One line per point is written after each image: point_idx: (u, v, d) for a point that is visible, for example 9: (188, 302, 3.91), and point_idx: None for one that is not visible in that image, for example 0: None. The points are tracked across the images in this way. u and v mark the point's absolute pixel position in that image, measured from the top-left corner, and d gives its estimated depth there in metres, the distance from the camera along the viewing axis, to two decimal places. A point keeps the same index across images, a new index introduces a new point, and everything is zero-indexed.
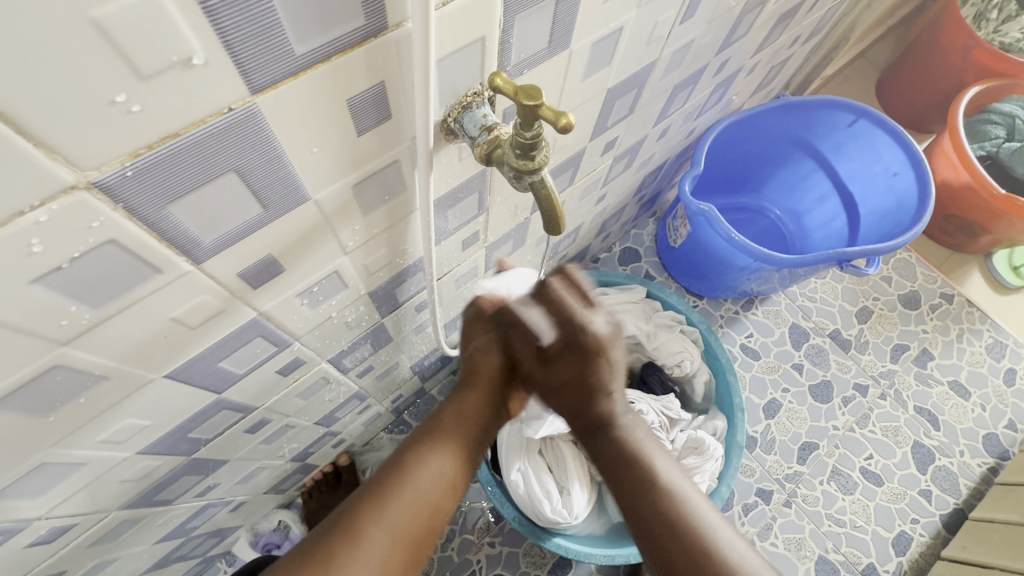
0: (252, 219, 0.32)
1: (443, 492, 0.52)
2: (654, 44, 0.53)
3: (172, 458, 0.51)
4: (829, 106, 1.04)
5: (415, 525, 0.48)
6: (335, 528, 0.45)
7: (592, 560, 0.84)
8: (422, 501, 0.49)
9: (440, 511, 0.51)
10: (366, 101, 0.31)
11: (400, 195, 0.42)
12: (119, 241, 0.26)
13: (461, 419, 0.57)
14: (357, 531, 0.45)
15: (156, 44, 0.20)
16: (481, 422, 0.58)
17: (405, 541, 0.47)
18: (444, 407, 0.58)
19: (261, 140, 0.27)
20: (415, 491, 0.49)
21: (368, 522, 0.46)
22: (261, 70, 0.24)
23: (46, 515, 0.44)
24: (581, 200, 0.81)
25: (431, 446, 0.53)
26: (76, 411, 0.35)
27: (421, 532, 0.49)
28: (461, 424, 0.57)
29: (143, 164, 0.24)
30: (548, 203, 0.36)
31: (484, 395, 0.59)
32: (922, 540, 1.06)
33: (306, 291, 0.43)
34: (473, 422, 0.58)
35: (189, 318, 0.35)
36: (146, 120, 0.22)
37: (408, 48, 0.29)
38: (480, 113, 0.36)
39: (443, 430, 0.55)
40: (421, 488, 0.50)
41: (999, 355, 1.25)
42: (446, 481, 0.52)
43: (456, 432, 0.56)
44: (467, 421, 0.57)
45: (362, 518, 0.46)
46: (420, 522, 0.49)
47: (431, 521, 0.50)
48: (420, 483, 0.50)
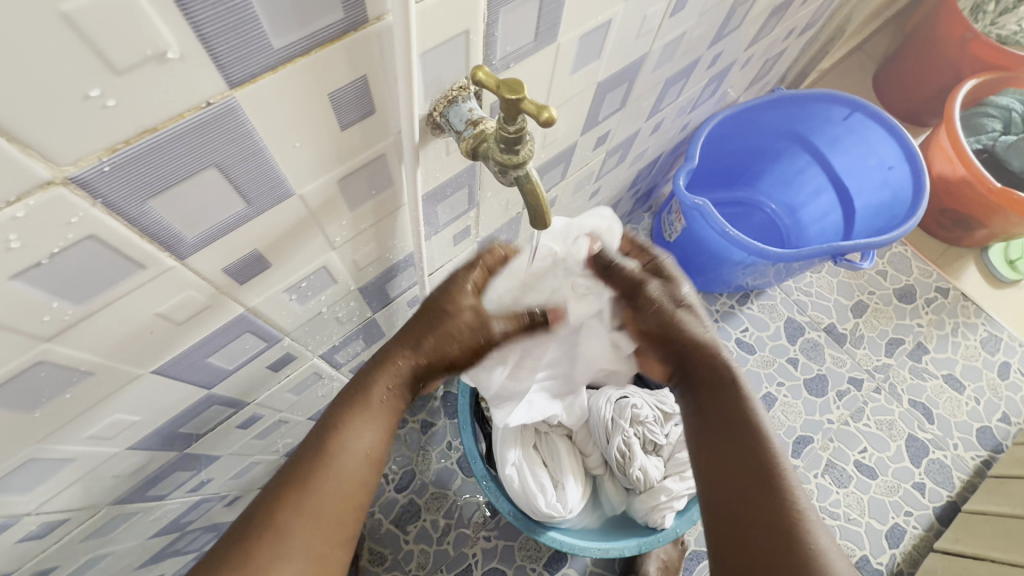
0: (235, 215, 0.32)
1: (371, 472, 0.50)
2: (644, 38, 0.53)
3: (163, 454, 0.52)
4: (824, 99, 1.04)
5: (342, 509, 0.47)
6: (253, 526, 0.44)
7: (587, 553, 0.85)
8: (346, 485, 0.48)
9: (370, 489, 0.49)
10: (349, 95, 0.30)
11: (387, 190, 0.41)
12: (100, 237, 0.26)
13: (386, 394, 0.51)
14: (276, 525, 0.44)
15: (129, 38, 0.20)
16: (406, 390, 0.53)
17: (332, 527, 0.46)
18: (362, 379, 0.51)
19: (241, 134, 0.27)
20: (337, 477, 0.47)
21: (288, 515, 0.45)
22: (239, 64, 0.24)
23: (36, 510, 0.44)
24: (574, 195, 0.81)
25: (353, 426, 0.49)
26: (62, 406, 0.35)
27: (349, 516, 0.48)
28: (381, 397, 0.51)
29: (121, 159, 0.24)
30: (534, 198, 0.36)
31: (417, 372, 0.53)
32: (915, 532, 1.06)
33: (294, 286, 0.43)
34: (396, 394, 0.52)
35: (175, 314, 0.35)
36: (123, 115, 0.22)
37: (390, 42, 0.29)
38: (465, 108, 0.36)
39: (361, 406, 0.50)
40: (344, 472, 0.48)
41: (994, 349, 1.25)
42: (373, 459, 0.50)
43: (377, 404, 0.51)
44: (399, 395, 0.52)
45: (280, 513, 0.45)
46: (347, 506, 0.48)
47: (360, 501, 0.49)
48: (344, 466, 0.48)
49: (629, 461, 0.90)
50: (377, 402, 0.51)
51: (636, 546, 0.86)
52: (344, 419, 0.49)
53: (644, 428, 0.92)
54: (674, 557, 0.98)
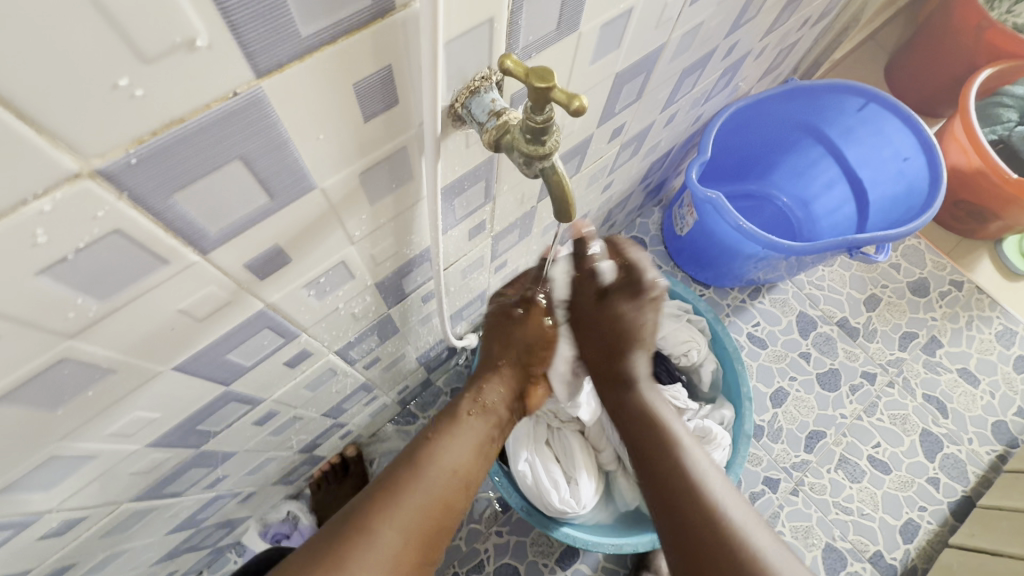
0: (259, 209, 0.31)
1: (456, 486, 0.54)
2: (663, 27, 0.52)
3: (181, 451, 0.51)
4: (838, 90, 1.02)
5: (428, 520, 0.50)
6: (351, 519, 0.48)
7: (600, 549, 0.84)
8: (434, 494, 0.52)
9: (454, 507, 0.53)
10: (373, 85, 0.30)
11: (407, 184, 0.41)
12: (125, 231, 0.26)
13: (469, 414, 0.60)
14: (371, 521, 0.48)
15: (159, 25, 0.20)
16: (491, 418, 0.62)
17: (417, 534, 0.49)
18: (456, 405, 0.61)
19: (267, 126, 0.27)
20: (428, 486, 0.52)
21: (381, 519, 0.48)
22: (267, 52, 0.24)
23: (57, 508, 0.44)
24: (588, 188, 0.80)
25: (446, 439, 0.56)
26: (84, 404, 0.35)
27: (435, 525, 0.51)
28: (472, 419, 0.60)
29: (147, 151, 0.23)
30: (559, 189, 0.35)
31: (492, 392, 0.63)
32: (929, 527, 1.05)
33: (312, 282, 0.43)
34: (483, 417, 0.61)
35: (196, 310, 0.35)
36: (150, 105, 0.22)
37: (415, 30, 0.29)
38: (488, 99, 0.35)
39: (452, 425, 0.58)
40: (434, 482, 0.52)
41: (1009, 342, 1.23)
42: (457, 478, 0.54)
43: (467, 426, 0.59)
44: (480, 415, 0.61)
45: (374, 509, 0.49)
46: (434, 515, 0.51)
47: (444, 515, 0.52)
48: (434, 475, 0.53)
49: None
50: (463, 424, 0.58)
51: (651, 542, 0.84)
52: (438, 432, 0.57)
53: None
54: None
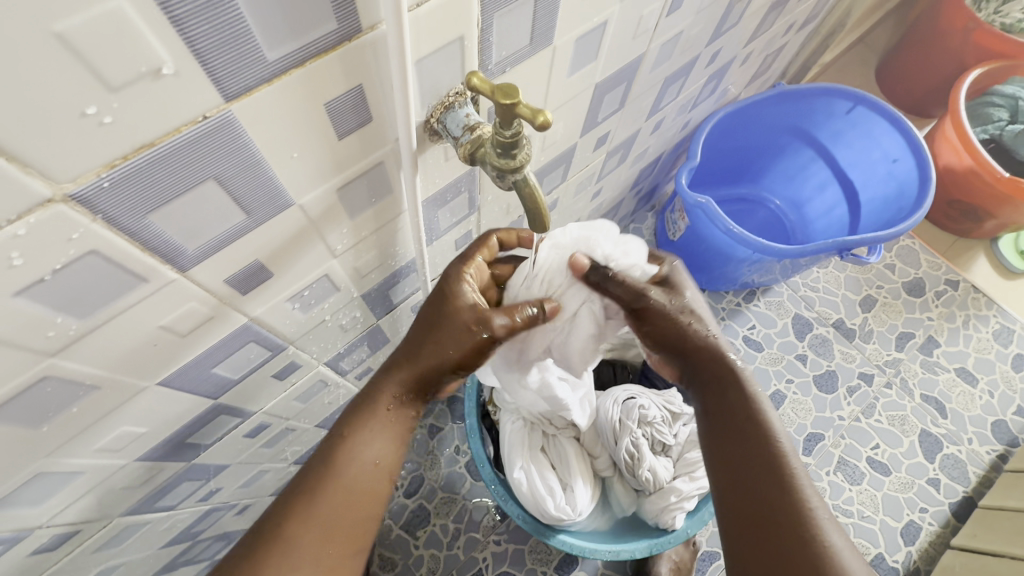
0: (236, 226, 0.32)
1: (378, 479, 0.52)
2: (641, 37, 0.53)
3: (172, 465, 0.52)
4: (826, 94, 1.03)
5: (349, 516, 0.50)
6: (261, 542, 0.47)
7: (597, 556, 0.85)
8: (350, 499, 0.50)
9: (377, 500, 0.51)
10: (344, 104, 0.31)
11: (387, 198, 0.42)
12: (101, 252, 0.26)
13: (387, 407, 0.52)
14: (280, 549, 0.47)
15: (125, 56, 0.21)
16: (409, 410, 0.54)
17: (339, 533, 0.49)
18: (364, 397, 0.53)
19: (238, 147, 0.27)
20: (340, 495, 0.49)
21: (296, 527, 0.48)
22: (233, 77, 0.24)
23: (47, 523, 0.45)
24: (576, 196, 0.81)
25: (356, 444, 0.51)
26: (69, 421, 0.36)
27: (358, 522, 0.50)
28: (383, 415, 0.52)
29: (120, 174, 0.24)
30: (532, 201, 0.36)
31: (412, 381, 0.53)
32: (930, 529, 1.05)
33: (296, 295, 0.43)
34: (397, 411, 0.53)
35: (178, 325, 0.35)
36: (119, 131, 0.22)
37: (383, 50, 0.29)
38: (462, 114, 0.36)
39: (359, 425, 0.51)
40: (348, 489, 0.50)
41: (1007, 341, 1.23)
42: (378, 474, 0.52)
43: (380, 420, 0.52)
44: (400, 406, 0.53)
45: (284, 534, 0.47)
46: (356, 512, 0.50)
47: (368, 508, 0.51)
48: (352, 476, 0.50)
49: (637, 462, 0.89)
50: (383, 414, 0.52)
51: (647, 548, 0.86)
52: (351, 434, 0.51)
53: (653, 428, 0.91)
54: (686, 558, 0.97)
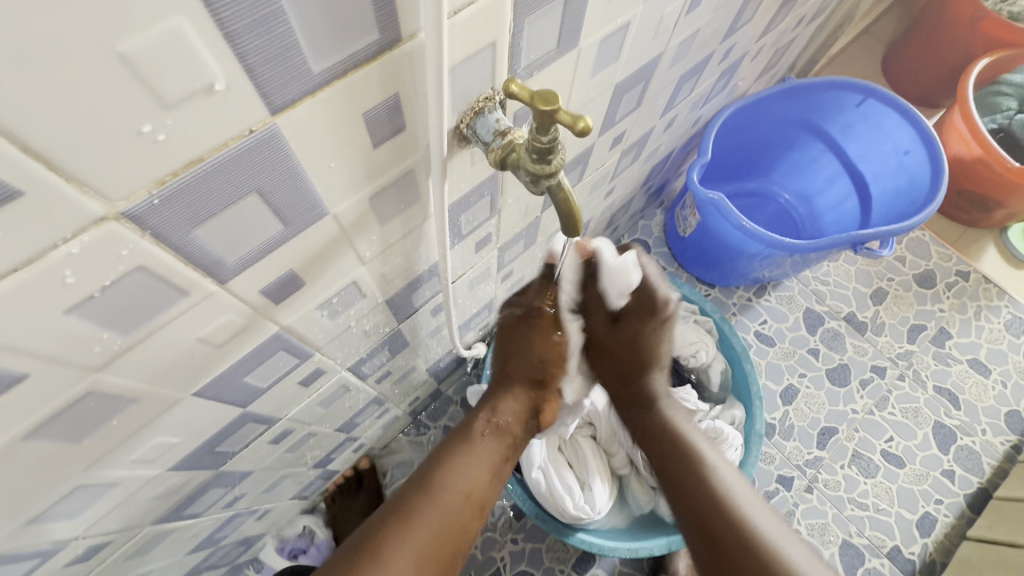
0: (274, 237, 0.32)
1: (469, 510, 0.54)
2: (661, 36, 0.53)
3: (201, 473, 0.52)
4: (836, 87, 1.03)
5: (441, 539, 0.51)
6: (372, 539, 0.48)
7: (616, 554, 0.85)
8: (450, 517, 0.52)
9: (467, 531, 0.53)
10: (382, 113, 0.31)
11: (415, 204, 0.42)
12: (147, 267, 0.26)
13: (482, 434, 0.60)
14: (389, 546, 0.48)
15: (180, 73, 0.20)
16: (506, 437, 0.61)
17: (432, 556, 0.49)
18: (470, 424, 0.61)
19: (281, 158, 0.27)
20: (442, 509, 0.52)
21: (395, 539, 0.48)
22: (280, 90, 0.24)
23: (82, 534, 0.45)
24: (590, 195, 0.81)
25: (461, 462, 0.56)
26: (108, 434, 0.36)
27: (448, 549, 0.51)
28: (485, 440, 0.59)
29: (169, 191, 0.24)
30: (566, 207, 0.36)
31: (505, 409, 0.62)
32: (946, 521, 1.05)
33: (325, 302, 0.43)
34: (496, 437, 0.60)
35: (215, 336, 0.35)
36: (171, 148, 0.22)
37: (421, 59, 0.29)
38: (492, 118, 0.36)
39: (467, 447, 0.58)
40: (450, 504, 0.53)
41: (1019, 331, 1.23)
42: (469, 504, 0.54)
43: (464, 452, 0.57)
44: (494, 435, 0.60)
45: (394, 533, 0.49)
46: (447, 538, 0.51)
47: (457, 537, 0.52)
48: (447, 499, 0.53)
49: None
50: (478, 438, 0.59)
51: (666, 544, 0.85)
52: (448, 460, 0.56)
53: None
54: None
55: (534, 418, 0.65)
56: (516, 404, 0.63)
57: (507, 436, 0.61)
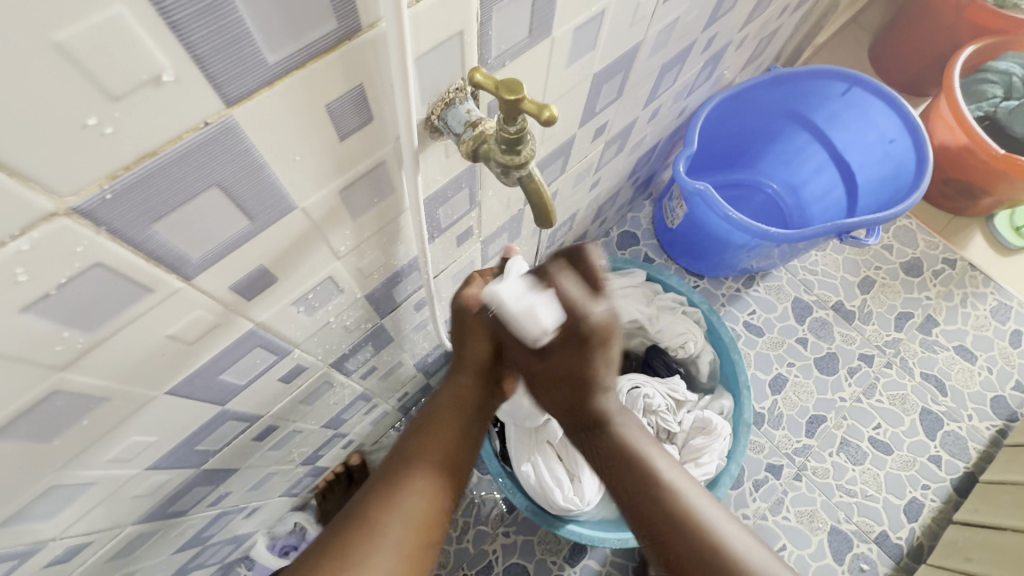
0: (240, 232, 0.32)
1: (447, 484, 0.55)
2: (638, 25, 0.52)
3: (182, 471, 0.52)
4: (821, 75, 1.02)
5: (423, 517, 0.51)
6: (347, 530, 0.49)
7: (606, 544, 0.85)
8: (425, 492, 0.52)
9: (448, 503, 0.54)
10: (346, 105, 0.30)
11: (389, 198, 0.41)
12: (106, 264, 0.26)
13: (449, 411, 0.58)
14: (367, 532, 0.48)
15: (124, 64, 0.20)
16: (474, 401, 0.60)
17: (416, 537, 0.50)
18: (436, 397, 0.60)
19: (242, 152, 0.27)
20: (417, 487, 0.52)
21: (376, 527, 0.49)
22: (234, 82, 0.24)
23: (61, 535, 0.44)
24: (575, 187, 0.80)
25: (430, 439, 0.56)
26: (79, 434, 0.35)
27: (430, 525, 0.52)
28: (453, 410, 0.59)
29: (123, 185, 0.24)
30: (538, 198, 0.36)
31: (468, 388, 0.59)
32: (933, 505, 1.06)
33: (301, 298, 0.43)
34: (464, 405, 0.60)
35: (185, 334, 0.35)
36: (121, 141, 0.22)
37: (384, 49, 0.29)
38: (463, 109, 0.36)
39: (436, 422, 0.58)
40: (424, 480, 0.53)
41: (1005, 318, 1.24)
42: (447, 479, 0.55)
43: (434, 430, 0.57)
44: (461, 410, 0.59)
45: (370, 518, 0.49)
46: (430, 517, 0.52)
47: (439, 513, 0.53)
48: (424, 477, 0.53)
49: None
50: (445, 415, 0.58)
51: None
52: (421, 439, 0.56)
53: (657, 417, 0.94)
54: None
55: (495, 384, 0.63)
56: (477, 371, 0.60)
57: (474, 409, 0.60)
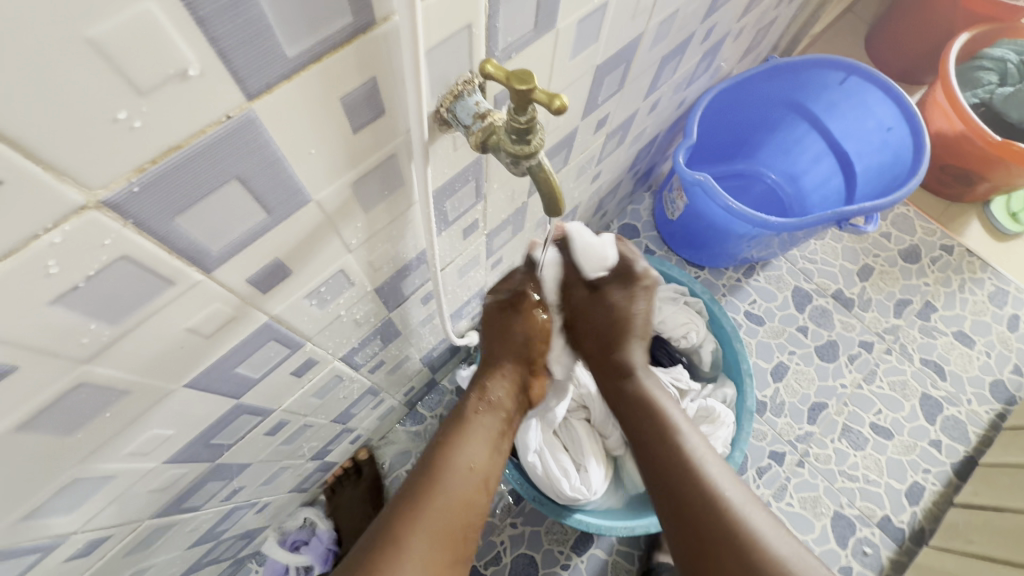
0: (257, 224, 0.32)
1: (475, 482, 0.57)
2: (639, 17, 0.53)
3: (198, 465, 0.53)
4: (818, 65, 1.03)
5: (453, 515, 0.53)
6: (381, 534, 0.50)
7: (613, 532, 0.86)
8: (456, 497, 0.54)
9: (476, 503, 0.56)
10: (359, 98, 0.31)
11: (399, 190, 0.42)
12: (132, 256, 0.27)
13: (476, 411, 0.62)
14: (400, 535, 0.50)
15: (152, 58, 0.21)
16: (500, 411, 0.63)
17: (445, 533, 0.52)
18: (462, 405, 0.63)
19: (260, 144, 0.28)
20: (448, 490, 0.54)
21: (409, 522, 0.51)
22: (255, 76, 0.24)
23: (82, 528, 0.45)
24: (577, 180, 0.81)
25: (460, 443, 0.58)
26: (101, 427, 0.36)
27: (460, 523, 0.54)
28: (480, 418, 0.61)
29: (149, 178, 0.24)
30: (547, 186, 0.36)
31: (494, 389, 0.64)
32: (934, 489, 1.08)
33: (313, 291, 0.44)
34: (491, 413, 0.63)
35: (204, 326, 0.36)
36: (148, 135, 0.23)
37: (396, 42, 0.29)
38: (472, 101, 0.36)
39: (464, 424, 0.60)
40: (454, 485, 0.55)
41: (1003, 302, 1.25)
42: (475, 478, 0.57)
43: (464, 430, 0.60)
44: (487, 412, 0.62)
45: (404, 522, 0.51)
46: (459, 514, 0.54)
47: (469, 511, 0.55)
48: (455, 475, 0.56)
49: None
50: (472, 417, 0.61)
51: None
52: (451, 439, 0.59)
53: None
54: None
55: (523, 392, 0.67)
56: (504, 383, 0.65)
57: (500, 412, 0.63)
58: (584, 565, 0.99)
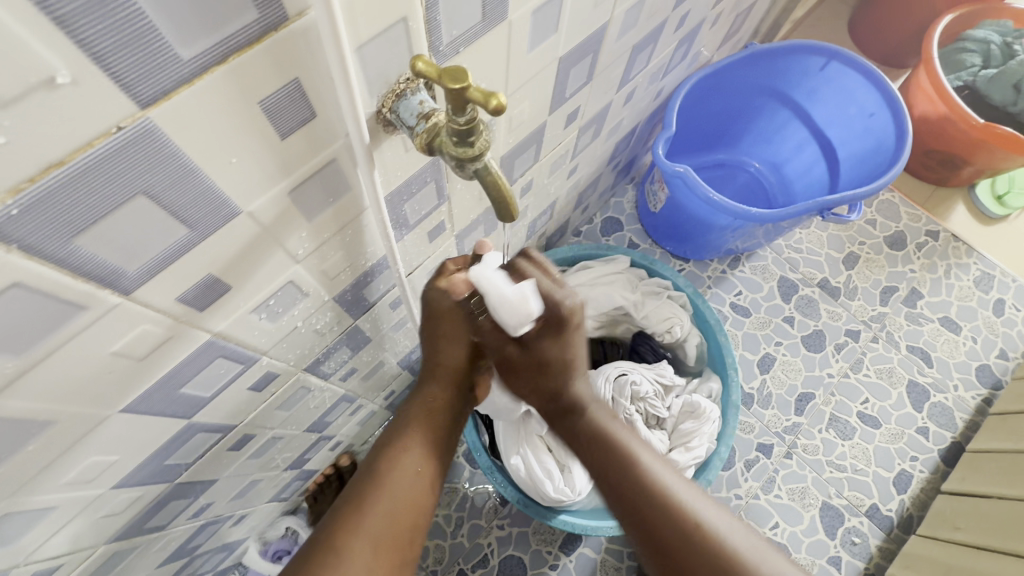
0: (179, 241, 0.30)
1: (421, 487, 0.53)
2: (603, 5, 0.50)
3: (155, 487, 0.51)
4: (799, 50, 1.00)
5: (397, 522, 0.51)
6: (317, 547, 0.48)
7: (599, 533, 0.84)
8: (399, 505, 0.51)
9: (423, 506, 0.53)
10: (282, 101, 0.28)
11: (346, 196, 0.39)
12: (27, 283, 0.24)
13: (423, 413, 0.57)
14: (340, 546, 0.47)
15: (8, 67, 0.18)
16: (449, 410, 0.58)
17: (388, 541, 0.50)
18: (407, 405, 0.57)
19: (167, 156, 0.25)
20: (390, 498, 0.51)
21: (347, 535, 0.48)
22: (146, 82, 0.22)
23: (26, 560, 0.43)
24: (551, 176, 0.78)
25: (406, 444, 0.54)
26: (27, 459, 0.34)
27: (406, 531, 0.51)
28: (427, 418, 0.57)
29: (31, 199, 0.22)
30: (496, 189, 0.34)
31: (441, 387, 0.58)
32: (922, 477, 1.07)
33: (261, 305, 0.41)
34: (440, 413, 0.58)
35: (133, 350, 0.33)
36: (20, 151, 0.20)
37: (317, 38, 0.27)
38: (416, 100, 0.34)
39: (410, 425, 0.56)
40: (398, 492, 0.52)
41: (988, 287, 1.24)
42: (421, 483, 0.53)
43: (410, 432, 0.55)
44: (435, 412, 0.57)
45: (342, 531, 0.48)
46: (404, 520, 0.51)
47: (416, 515, 0.52)
48: (398, 482, 0.52)
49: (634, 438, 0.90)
50: (418, 419, 0.56)
51: None
52: (396, 439, 0.54)
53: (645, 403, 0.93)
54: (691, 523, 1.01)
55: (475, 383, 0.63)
56: (451, 379, 0.58)
57: (448, 408, 0.58)
58: (573, 565, 0.98)
